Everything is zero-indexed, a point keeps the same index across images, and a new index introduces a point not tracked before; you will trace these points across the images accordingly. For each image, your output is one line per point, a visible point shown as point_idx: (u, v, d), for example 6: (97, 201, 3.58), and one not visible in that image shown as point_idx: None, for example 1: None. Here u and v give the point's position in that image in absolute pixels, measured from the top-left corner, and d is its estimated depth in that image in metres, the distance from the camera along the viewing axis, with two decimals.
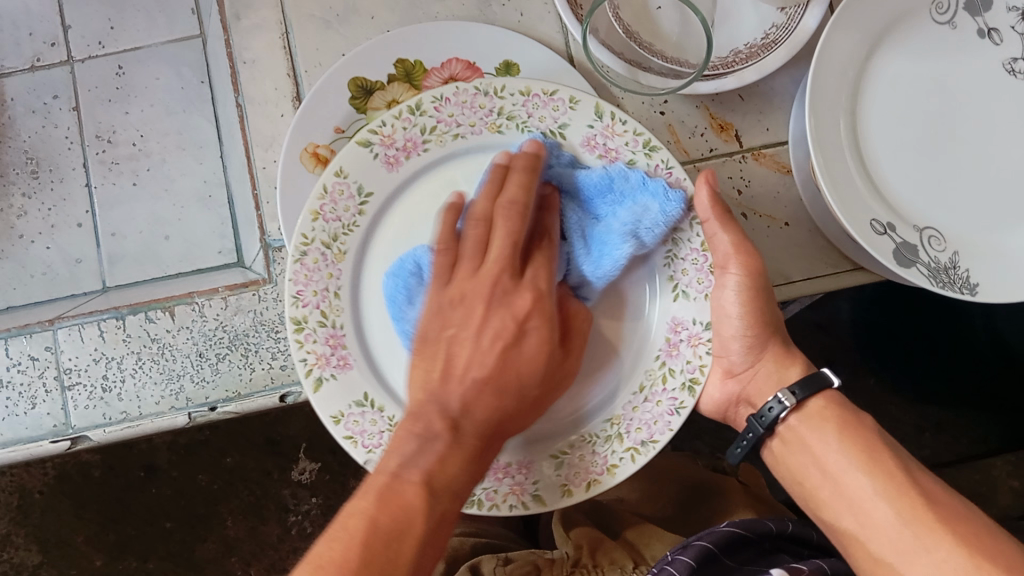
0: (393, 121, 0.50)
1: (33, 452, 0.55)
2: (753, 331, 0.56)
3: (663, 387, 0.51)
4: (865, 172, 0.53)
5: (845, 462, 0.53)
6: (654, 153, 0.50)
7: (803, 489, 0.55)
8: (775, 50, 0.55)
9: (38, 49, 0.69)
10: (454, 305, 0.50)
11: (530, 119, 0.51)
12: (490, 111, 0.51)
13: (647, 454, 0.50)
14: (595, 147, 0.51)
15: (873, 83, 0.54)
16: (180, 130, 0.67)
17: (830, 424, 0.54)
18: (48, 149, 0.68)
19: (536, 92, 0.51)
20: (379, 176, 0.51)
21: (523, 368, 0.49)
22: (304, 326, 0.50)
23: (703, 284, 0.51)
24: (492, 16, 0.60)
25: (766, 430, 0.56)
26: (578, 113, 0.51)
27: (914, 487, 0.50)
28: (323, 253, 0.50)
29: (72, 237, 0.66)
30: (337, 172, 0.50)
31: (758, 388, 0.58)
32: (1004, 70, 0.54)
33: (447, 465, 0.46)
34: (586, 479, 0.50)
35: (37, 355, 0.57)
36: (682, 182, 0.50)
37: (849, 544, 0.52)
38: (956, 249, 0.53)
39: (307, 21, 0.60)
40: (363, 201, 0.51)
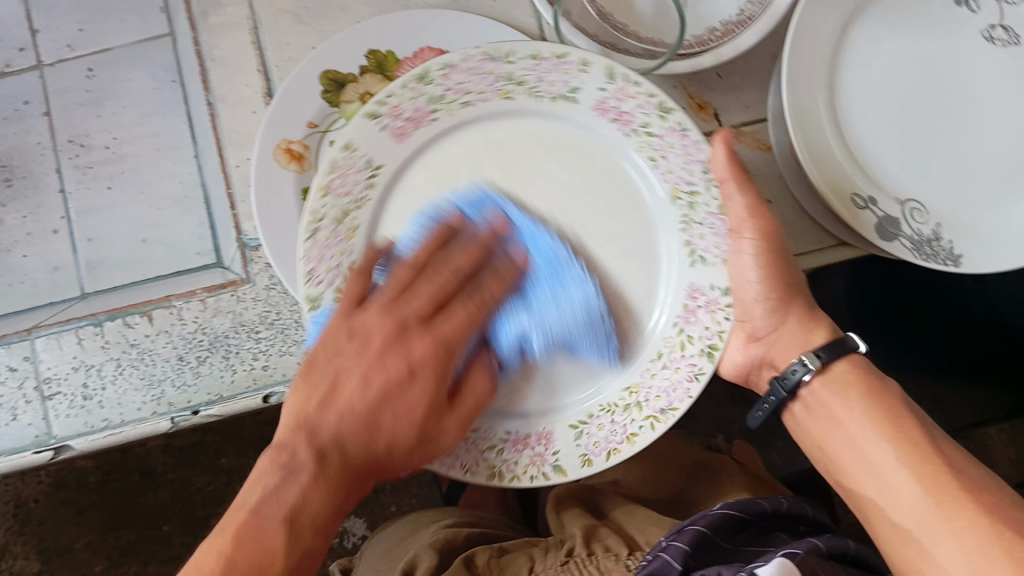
0: (400, 92, 0.48)
1: (16, 464, 0.54)
2: (777, 291, 0.55)
3: (682, 354, 0.50)
4: (846, 147, 0.53)
5: (866, 429, 0.52)
6: (669, 115, 0.49)
7: (828, 456, 0.54)
8: (751, 25, 0.54)
9: (7, 55, 0.68)
10: (350, 337, 0.49)
11: (540, 84, 0.50)
12: (499, 77, 0.49)
13: (666, 421, 0.50)
14: (608, 110, 0.50)
15: (850, 56, 0.53)
16: (154, 130, 0.66)
17: (853, 388, 0.53)
18: (23, 156, 0.67)
19: (546, 56, 0.48)
20: (388, 147, 0.49)
21: (399, 415, 0.49)
22: (321, 305, 0.48)
23: (721, 250, 0.51)
24: (465, 4, 0.59)
25: (788, 394, 0.55)
26: (590, 75, 0.49)
27: (938, 454, 0.49)
28: (334, 230, 0.48)
29: (49, 245, 0.65)
30: (345, 147, 0.47)
31: (783, 350, 0.57)
32: (983, 37, 0.53)
33: (311, 500, 0.46)
34: (605, 449, 0.50)
35: (17, 365, 0.57)
36: (699, 146, 0.49)
37: (868, 511, 0.51)
38: (939, 222, 0.53)
39: (276, 17, 0.59)
40: (373, 173, 0.49)
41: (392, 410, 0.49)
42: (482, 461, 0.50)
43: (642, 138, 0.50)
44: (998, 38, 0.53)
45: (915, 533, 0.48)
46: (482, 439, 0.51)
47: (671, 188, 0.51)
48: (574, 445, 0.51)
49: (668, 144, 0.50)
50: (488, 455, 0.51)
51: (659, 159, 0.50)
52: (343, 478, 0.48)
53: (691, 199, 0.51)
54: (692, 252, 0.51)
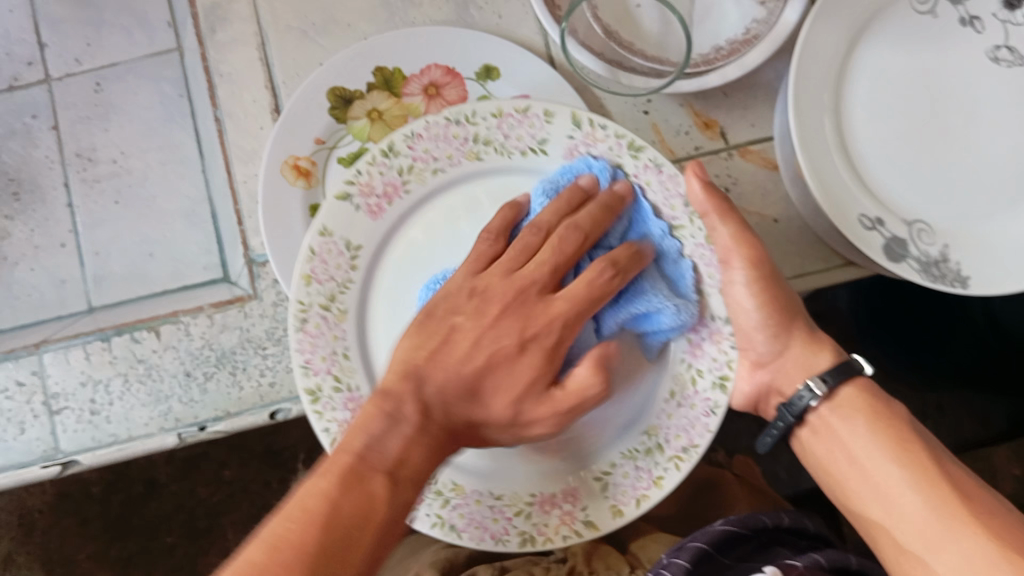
0: (367, 168, 0.50)
1: (25, 478, 0.54)
2: (773, 317, 0.55)
3: (695, 390, 0.49)
4: (853, 169, 0.53)
5: (873, 451, 0.52)
6: (640, 153, 0.50)
7: (833, 479, 0.54)
8: (756, 45, 0.54)
9: (16, 68, 0.69)
10: (471, 296, 0.49)
11: (507, 141, 0.51)
12: (466, 139, 0.50)
13: (691, 460, 0.48)
14: (577, 157, 0.51)
15: (855, 77, 0.53)
16: (161, 144, 0.66)
17: (859, 412, 0.53)
18: (29, 169, 0.67)
19: (508, 112, 0.50)
20: (363, 226, 0.50)
21: (503, 388, 0.47)
22: (320, 396, 0.49)
23: (716, 277, 0.50)
24: (470, 20, 0.60)
25: (795, 420, 0.56)
26: (556, 125, 0.50)
27: (942, 473, 0.49)
28: (323, 317, 0.49)
29: (56, 258, 0.66)
30: (320, 232, 0.49)
31: (788, 374, 0.57)
32: (988, 58, 0.53)
33: (412, 455, 0.44)
34: (634, 496, 0.49)
35: (25, 379, 0.57)
36: (675, 179, 0.49)
37: (875, 535, 0.51)
38: (947, 243, 0.53)
39: (283, 33, 0.59)
40: (354, 254, 0.50)
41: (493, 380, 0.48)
42: (511, 529, 0.49)
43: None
44: (1003, 59, 0.53)
45: (920, 551, 0.48)
46: (507, 506, 0.49)
47: None
48: (602, 496, 0.49)
49: (645, 182, 0.50)
50: (516, 519, 0.49)
51: (640, 198, 0.50)
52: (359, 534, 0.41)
53: (676, 233, 0.50)
54: None
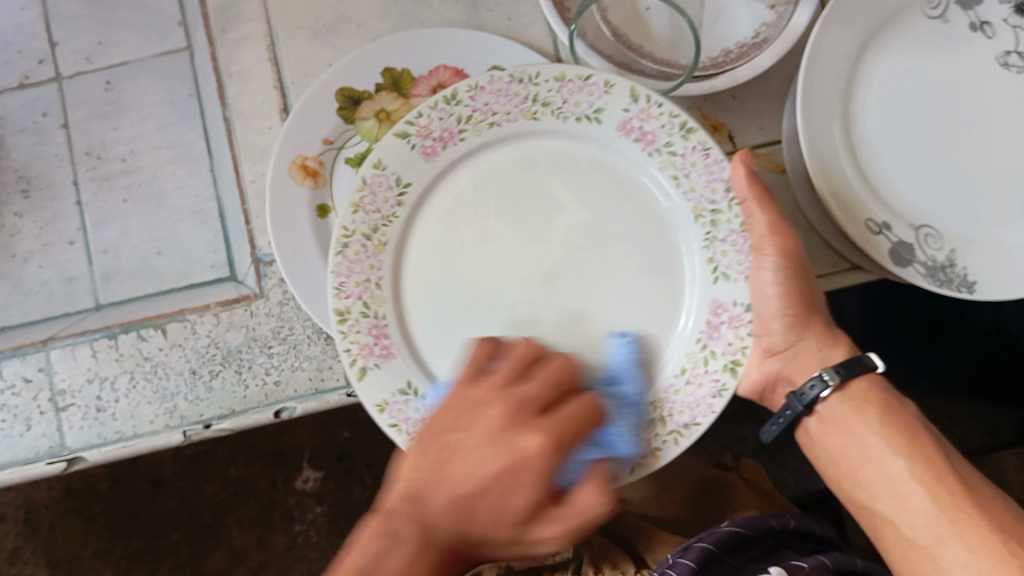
0: (429, 111, 0.49)
1: (29, 474, 0.55)
2: (794, 309, 0.54)
3: (705, 369, 0.48)
4: (861, 173, 0.53)
5: (883, 445, 0.52)
6: (691, 135, 0.49)
7: (841, 471, 0.54)
8: (765, 48, 0.54)
9: (27, 67, 0.68)
10: (472, 410, 0.45)
11: (565, 105, 0.50)
12: (525, 98, 0.49)
13: (690, 437, 0.47)
14: (631, 130, 0.50)
15: (864, 83, 0.53)
16: (171, 143, 0.67)
17: (872, 406, 0.53)
18: (41, 167, 0.67)
19: (571, 78, 0.49)
20: (417, 166, 0.50)
21: (500, 509, 0.42)
22: (348, 317, 0.48)
23: (742, 265, 0.49)
24: (480, 21, 0.60)
25: (805, 409, 0.54)
26: (613, 96, 0.49)
27: (955, 473, 0.49)
28: (364, 245, 0.49)
29: (65, 255, 0.66)
30: (374, 164, 0.49)
31: (800, 364, 0.57)
32: (998, 64, 0.53)
33: (394, 555, 0.41)
34: (628, 466, 0.47)
35: (31, 376, 0.57)
36: (721, 164, 0.49)
37: (882, 528, 0.51)
38: (954, 248, 0.52)
39: (293, 33, 0.59)
40: (402, 191, 0.50)
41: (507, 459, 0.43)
42: None
43: (665, 158, 0.50)
44: (1014, 65, 0.53)
45: (927, 545, 0.48)
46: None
47: (694, 207, 0.50)
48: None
49: (691, 163, 0.49)
50: None
51: (682, 178, 0.49)
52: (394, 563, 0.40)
53: (713, 217, 0.49)
54: (714, 269, 0.49)
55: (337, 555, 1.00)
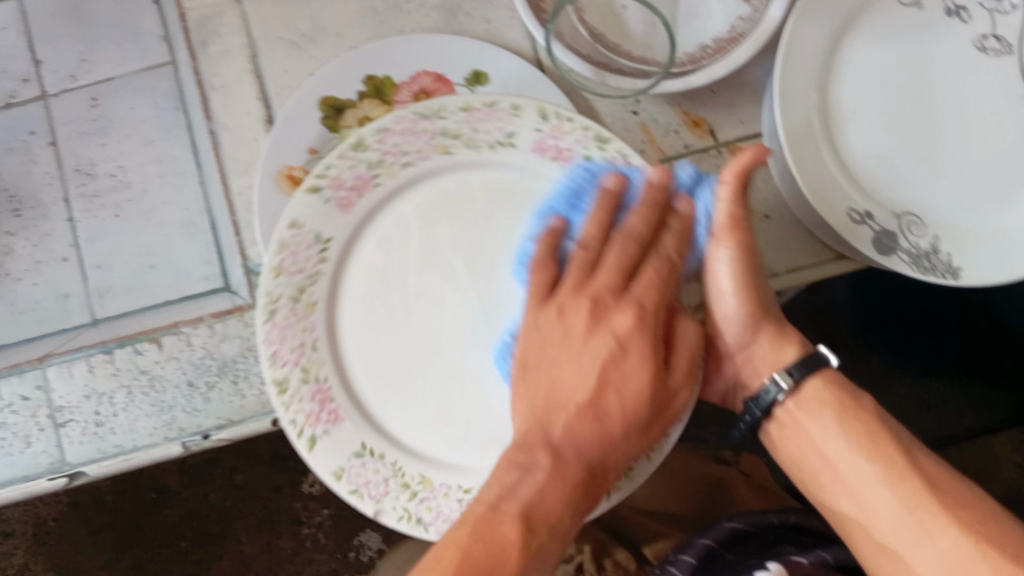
0: (338, 162, 0.48)
1: (32, 490, 0.56)
2: (756, 313, 0.54)
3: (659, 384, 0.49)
4: (842, 165, 0.53)
5: (844, 445, 0.53)
6: (607, 145, 0.49)
7: (803, 473, 0.55)
8: (741, 42, 0.54)
9: (12, 86, 0.69)
10: (556, 324, 0.50)
11: (476, 135, 0.50)
12: (435, 134, 0.49)
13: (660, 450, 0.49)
14: (547, 150, 0.50)
15: (843, 73, 0.53)
16: (159, 158, 0.67)
17: (828, 407, 0.54)
18: (29, 186, 0.68)
19: (476, 106, 0.49)
20: (334, 220, 0.49)
21: (624, 392, 0.48)
22: (288, 387, 0.48)
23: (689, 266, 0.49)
24: (458, 26, 0.60)
25: (764, 414, 0.55)
26: (524, 118, 0.49)
27: (915, 472, 0.51)
28: (292, 309, 0.49)
29: (59, 273, 0.66)
30: (291, 225, 0.48)
31: (755, 364, 0.56)
32: (975, 48, 0.53)
33: (552, 495, 0.45)
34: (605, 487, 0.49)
35: (29, 394, 0.58)
36: (644, 170, 0.49)
37: (848, 527, 0.53)
38: (937, 233, 0.53)
39: (274, 45, 0.60)
40: (323, 247, 0.49)
41: (619, 399, 0.48)
42: None
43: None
44: (991, 49, 0.53)
45: (897, 549, 0.50)
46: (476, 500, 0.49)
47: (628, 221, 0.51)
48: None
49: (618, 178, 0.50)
50: None
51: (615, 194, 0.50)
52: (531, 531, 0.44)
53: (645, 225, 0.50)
54: None
55: (345, 557, 1.01)
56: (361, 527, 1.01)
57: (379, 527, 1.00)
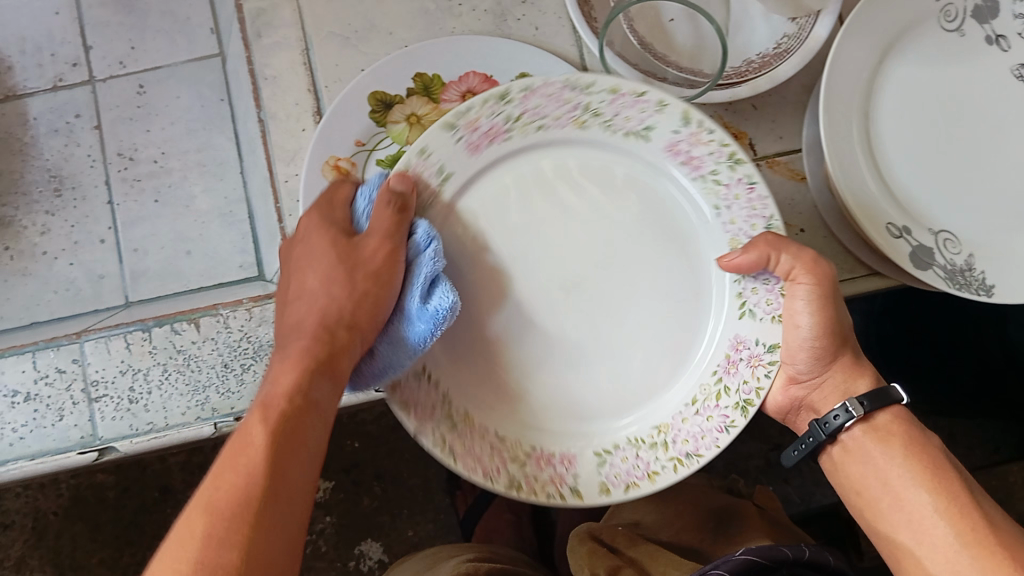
0: (479, 106, 0.47)
1: (61, 464, 0.56)
2: (822, 343, 0.52)
3: (716, 403, 0.50)
4: (880, 180, 0.54)
5: (906, 476, 0.51)
6: (738, 166, 0.49)
7: (860, 500, 0.53)
8: (787, 58, 0.56)
9: (60, 69, 0.70)
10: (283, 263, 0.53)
11: (615, 118, 0.49)
12: (577, 106, 0.48)
13: (689, 466, 0.50)
14: (679, 152, 0.50)
15: (884, 88, 0.55)
16: (202, 147, 0.68)
17: (897, 438, 0.52)
18: (71, 168, 0.69)
19: (625, 92, 0.48)
20: (461, 159, 0.48)
21: (314, 268, 0.49)
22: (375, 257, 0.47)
23: (773, 304, 0.51)
24: (508, 30, 0.62)
25: (828, 437, 0.53)
26: (664, 116, 0.49)
27: (976, 510, 0.49)
28: None
29: (94, 254, 0.67)
30: (419, 152, 0.46)
31: (823, 398, 0.55)
32: (1013, 75, 0.55)
33: (278, 381, 0.44)
34: (626, 480, 0.50)
35: (65, 367, 0.58)
36: (763, 201, 0.49)
37: (901, 559, 0.50)
38: (972, 252, 0.54)
39: (327, 39, 0.61)
40: (442, 181, 0.48)
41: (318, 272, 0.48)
42: (503, 471, 0.49)
43: (709, 186, 0.50)
44: None
45: None
46: (507, 450, 0.49)
47: (732, 239, 0.51)
48: (596, 474, 0.50)
49: (734, 195, 0.50)
50: (511, 465, 0.49)
51: (723, 209, 0.50)
52: (239, 526, 0.38)
53: None
54: (743, 304, 0.51)
55: (346, 567, 0.96)
56: (363, 537, 0.97)
57: (381, 536, 0.97)
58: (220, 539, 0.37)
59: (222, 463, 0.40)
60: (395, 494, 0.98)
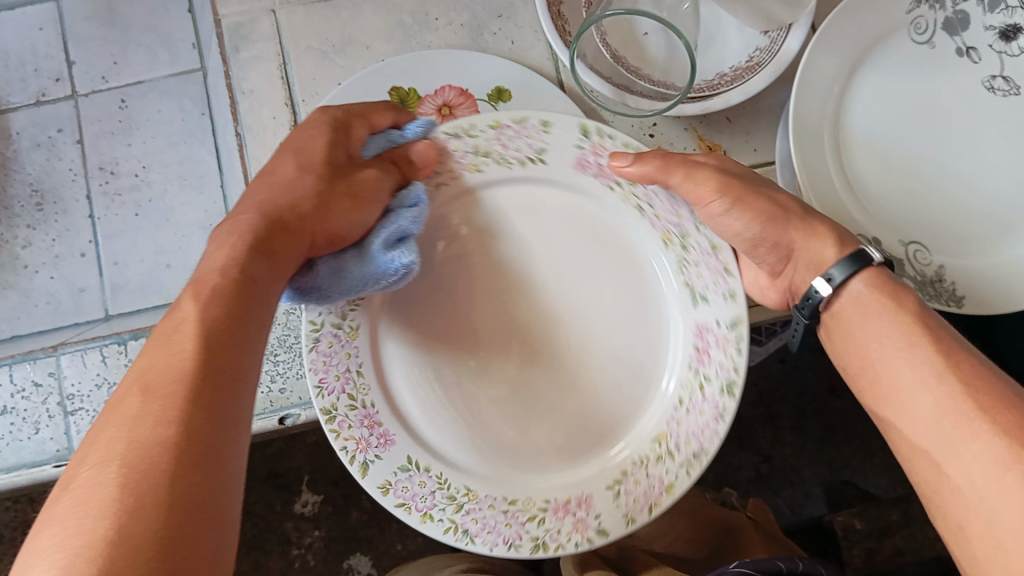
0: (619, 140, 0.50)
1: (37, 476, 0.57)
2: (765, 228, 0.52)
3: (524, 521, 0.50)
4: (851, 193, 0.55)
5: (886, 343, 0.47)
6: (726, 393, 0.50)
7: (854, 376, 0.50)
8: (758, 71, 0.56)
9: (43, 84, 0.71)
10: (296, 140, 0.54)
11: (693, 265, 0.51)
12: (677, 225, 0.52)
13: (460, 538, 0.49)
14: (703, 338, 0.51)
15: (855, 101, 0.55)
16: (183, 160, 0.68)
17: (873, 303, 0.48)
18: (53, 182, 0.69)
19: (720, 257, 0.50)
20: (563, 163, 0.51)
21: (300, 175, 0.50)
22: (451, 135, 0.50)
23: (640, 502, 0.50)
24: (484, 44, 0.63)
25: (811, 319, 0.52)
26: (723, 305, 0.50)
27: (952, 371, 0.44)
28: (466, 151, 0.51)
29: (74, 268, 0.68)
30: (543, 120, 0.50)
31: (801, 279, 0.53)
32: (983, 87, 0.55)
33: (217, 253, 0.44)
34: (405, 499, 0.49)
35: (41, 380, 0.58)
36: (716, 429, 0.50)
37: (891, 435, 0.47)
38: (943, 262, 0.54)
39: (304, 52, 0.61)
40: (534, 158, 0.51)
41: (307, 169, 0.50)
42: (336, 395, 0.49)
43: (693, 381, 0.51)
44: (998, 88, 0.55)
45: (930, 453, 0.44)
46: (354, 383, 0.50)
47: (661, 431, 0.51)
48: (390, 470, 0.49)
49: (699, 407, 0.51)
50: (345, 393, 0.49)
51: (685, 404, 0.51)
52: (171, 401, 0.36)
53: (665, 452, 0.51)
54: (617, 485, 0.51)
55: None
56: (352, 551, 0.97)
57: (369, 551, 0.96)
58: (155, 416, 0.36)
59: (154, 345, 0.39)
60: (384, 507, 0.97)
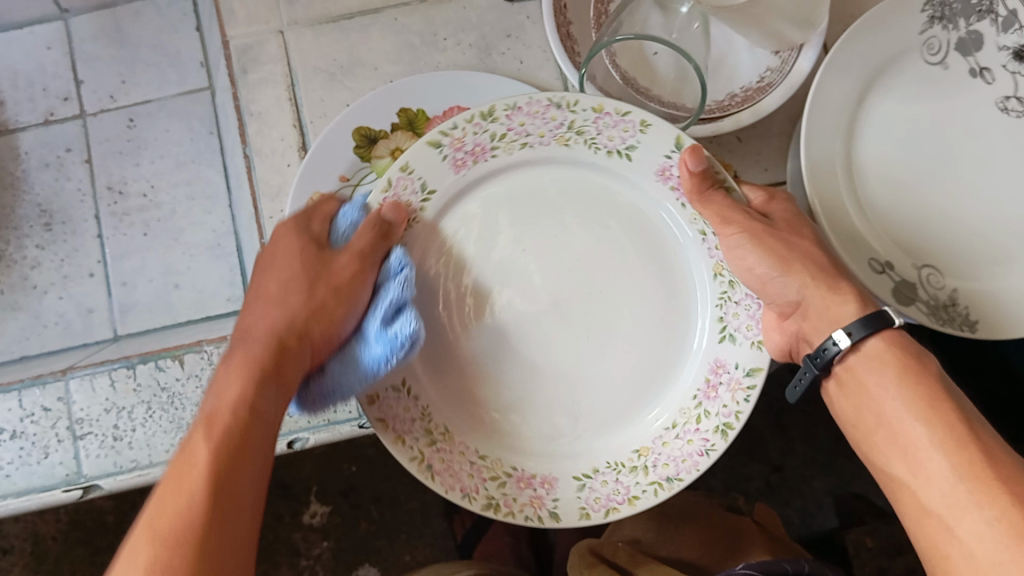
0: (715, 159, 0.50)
1: (45, 501, 0.57)
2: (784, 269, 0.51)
3: (485, 477, 0.50)
4: (864, 217, 0.54)
5: (900, 406, 0.46)
6: (725, 432, 0.50)
7: (860, 434, 0.49)
8: (770, 92, 0.56)
9: (51, 103, 0.70)
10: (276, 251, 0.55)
11: (727, 300, 0.52)
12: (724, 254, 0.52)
13: (421, 471, 0.49)
14: (718, 372, 0.51)
15: (866, 125, 0.54)
16: (192, 180, 0.68)
17: (888, 366, 0.47)
18: (62, 202, 0.69)
19: None
20: (647, 167, 0.51)
21: (286, 289, 0.51)
22: (551, 103, 0.49)
23: (600, 503, 0.51)
24: (492, 64, 0.62)
25: (821, 370, 0.49)
26: (748, 349, 0.51)
27: (972, 441, 0.43)
28: (558, 123, 0.50)
29: (83, 288, 0.68)
30: (645, 120, 0.49)
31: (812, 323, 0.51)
32: (997, 108, 0.54)
33: (225, 393, 0.45)
34: (383, 418, 0.49)
35: (50, 405, 0.58)
36: (693, 466, 0.51)
37: (898, 494, 0.46)
38: (956, 286, 0.54)
39: (312, 74, 0.61)
40: (626, 150, 0.51)
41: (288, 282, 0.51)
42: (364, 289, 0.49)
43: (690, 410, 0.52)
44: (1013, 109, 0.54)
45: (943, 516, 0.42)
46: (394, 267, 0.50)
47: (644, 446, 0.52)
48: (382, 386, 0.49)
49: (687, 437, 0.51)
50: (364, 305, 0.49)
51: (674, 431, 0.52)
52: (182, 554, 0.39)
53: (643, 461, 0.51)
54: (585, 480, 0.51)
55: None
56: (361, 562, 0.97)
57: (377, 562, 0.96)
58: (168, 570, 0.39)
59: (165, 489, 0.42)
60: (392, 519, 0.97)
